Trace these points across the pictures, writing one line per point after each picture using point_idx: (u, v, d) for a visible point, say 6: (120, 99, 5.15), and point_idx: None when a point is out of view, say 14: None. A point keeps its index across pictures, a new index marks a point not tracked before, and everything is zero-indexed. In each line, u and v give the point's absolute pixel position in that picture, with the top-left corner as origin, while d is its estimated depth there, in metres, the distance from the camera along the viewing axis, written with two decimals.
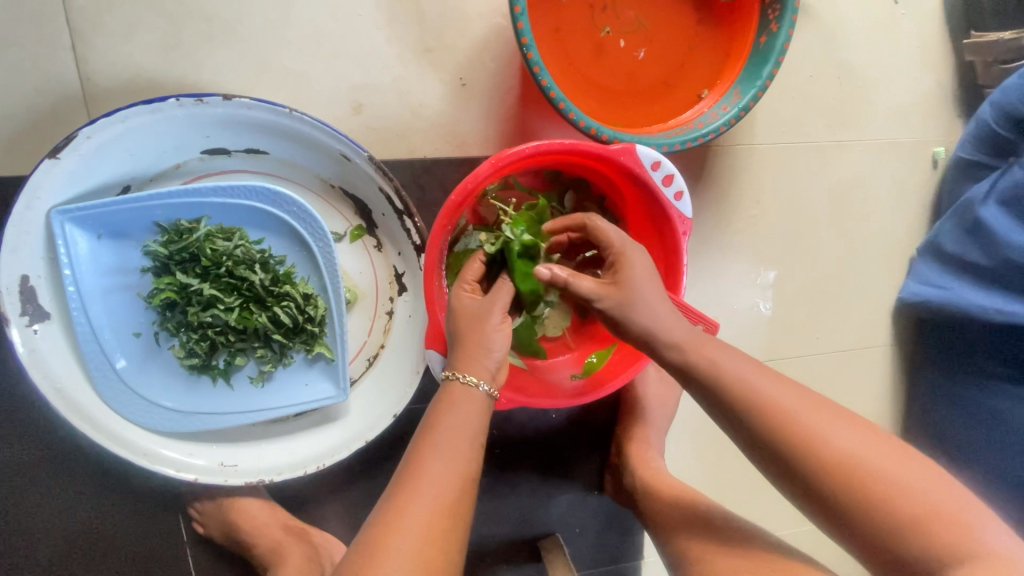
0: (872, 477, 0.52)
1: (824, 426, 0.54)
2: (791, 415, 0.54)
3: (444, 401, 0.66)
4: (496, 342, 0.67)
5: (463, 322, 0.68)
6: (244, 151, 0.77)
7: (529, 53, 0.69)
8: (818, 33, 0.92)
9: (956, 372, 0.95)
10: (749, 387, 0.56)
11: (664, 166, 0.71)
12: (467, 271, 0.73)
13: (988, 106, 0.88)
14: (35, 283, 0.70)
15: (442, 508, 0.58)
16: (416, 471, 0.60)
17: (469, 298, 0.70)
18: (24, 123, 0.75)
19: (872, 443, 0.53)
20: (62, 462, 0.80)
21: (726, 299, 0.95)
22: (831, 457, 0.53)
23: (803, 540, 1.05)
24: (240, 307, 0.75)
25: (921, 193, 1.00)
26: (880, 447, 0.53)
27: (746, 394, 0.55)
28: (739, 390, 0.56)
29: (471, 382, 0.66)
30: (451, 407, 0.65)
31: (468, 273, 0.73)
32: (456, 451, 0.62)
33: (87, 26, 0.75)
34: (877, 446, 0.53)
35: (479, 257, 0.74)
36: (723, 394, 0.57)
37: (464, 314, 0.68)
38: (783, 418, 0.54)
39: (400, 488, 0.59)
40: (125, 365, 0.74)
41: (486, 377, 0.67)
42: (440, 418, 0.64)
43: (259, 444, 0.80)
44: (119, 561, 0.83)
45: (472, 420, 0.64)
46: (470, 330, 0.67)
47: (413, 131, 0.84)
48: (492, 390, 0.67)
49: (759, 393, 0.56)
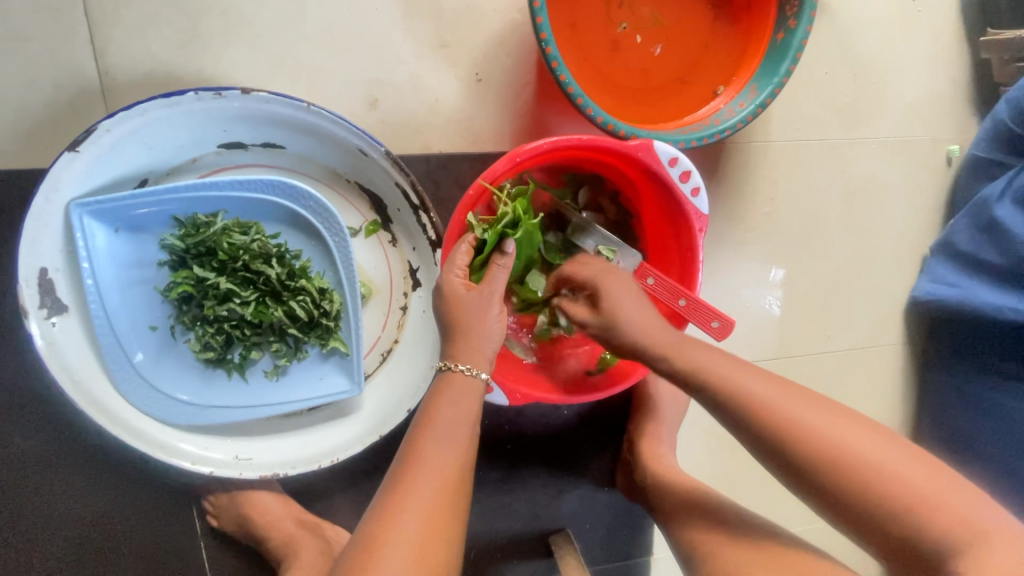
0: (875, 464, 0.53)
1: (798, 401, 0.57)
2: (771, 393, 0.57)
3: (444, 391, 0.66)
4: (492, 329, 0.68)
5: (460, 312, 0.67)
6: (260, 145, 0.77)
7: (547, 49, 0.69)
8: (834, 29, 0.92)
9: (967, 370, 0.96)
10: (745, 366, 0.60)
11: (682, 162, 0.70)
12: (456, 254, 0.69)
13: (1003, 104, 0.89)
14: (53, 276, 0.70)
15: (441, 499, 0.59)
16: (415, 464, 0.61)
17: (462, 285, 0.68)
18: (42, 116, 0.75)
19: (870, 433, 0.55)
20: (80, 454, 0.80)
21: (739, 296, 0.95)
22: (808, 427, 0.55)
23: (815, 537, 1.05)
24: (257, 301, 0.76)
25: (934, 190, 1.00)
26: (884, 445, 0.54)
27: (740, 370, 0.60)
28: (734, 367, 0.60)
29: (469, 371, 0.67)
30: (450, 398, 0.65)
31: (459, 259, 0.69)
32: (452, 443, 0.63)
33: (105, 20, 0.75)
34: (861, 424, 0.55)
35: (469, 239, 0.69)
36: (738, 391, 0.58)
37: (458, 306, 0.67)
38: (762, 388, 0.58)
39: (397, 483, 0.60)
40: (143, 358, 0.74)
41: (485, 366, 0.68)
42: (438, 409, 0.64)
43: (274, 438, 0.80)
44: (134, 553, 0.84)
45: (467, 409, 0.65)
46: (470, 321, 0.67)
47: (428, 127, 0.84)
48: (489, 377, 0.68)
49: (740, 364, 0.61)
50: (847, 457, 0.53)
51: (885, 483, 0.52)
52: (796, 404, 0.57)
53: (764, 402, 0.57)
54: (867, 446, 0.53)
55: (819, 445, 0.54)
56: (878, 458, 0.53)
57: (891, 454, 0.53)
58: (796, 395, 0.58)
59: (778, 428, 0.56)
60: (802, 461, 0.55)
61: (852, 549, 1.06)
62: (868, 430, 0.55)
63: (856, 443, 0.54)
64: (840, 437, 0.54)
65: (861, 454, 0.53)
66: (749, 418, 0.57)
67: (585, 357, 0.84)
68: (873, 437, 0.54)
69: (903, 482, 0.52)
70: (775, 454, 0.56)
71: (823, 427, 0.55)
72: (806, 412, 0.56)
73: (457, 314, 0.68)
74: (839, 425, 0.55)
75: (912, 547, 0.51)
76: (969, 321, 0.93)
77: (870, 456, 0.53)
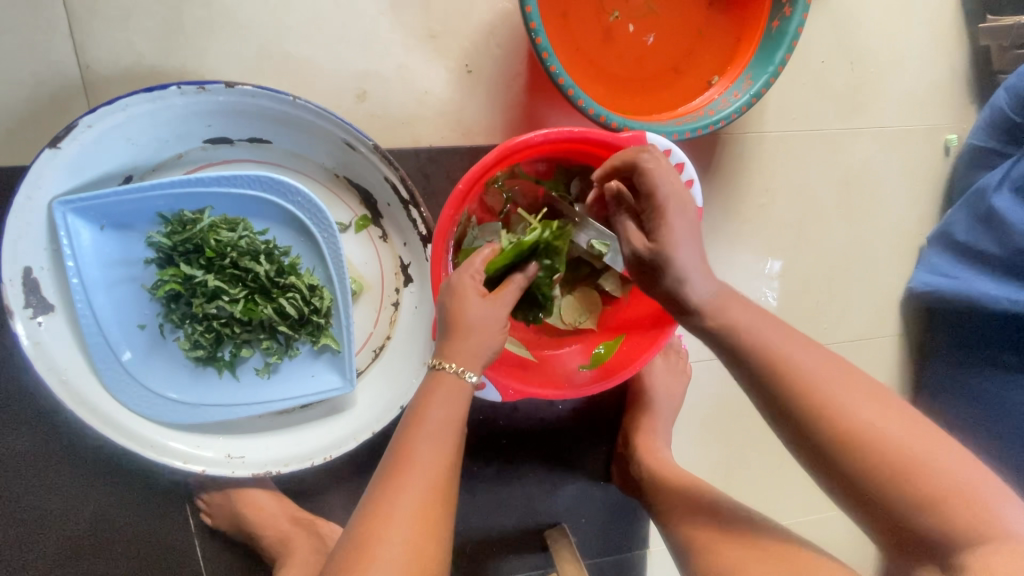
0: (874, 432, 0.51)
1: (812, 361, 0.55)
2: (778, 349, 0.56)
3: (431, 391, 0.64)
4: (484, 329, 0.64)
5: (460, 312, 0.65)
6: (247, 140, 0.76)
7: (537, 39, 0.68)
8: (831, 16, 0.90)
9: (965, 359, 0.95)
10: (760, 315, 0.58)
11: (675, 154, 0.70)
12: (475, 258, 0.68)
13: (1003, 92, 0.87)
14: (38, 275, 0.69)
15: (431, 499, 0.58)
16: (403, 463, 0.59)
17: (471, 282, 0.66)
18: (24, 113, 0.74)
19: (872, 398, 0.53)
20: (69, 453, 0.80)
21: (734, 287, 0.94)
22: (810, 390, 0.53)
23: (810, 529, 1.05)
24: (245, 299, 0.75)
25: (931, 180, 0.99)
26: (886, 413, 0.52)
27: (752, 321, 0.58)
28: (752, 318, 0.58)
29: (454, 369, 0.64)
30: (437, 396, 0.63)
31: (477, 259, 0.68)
32: (440, 442, 0.61)
33: (84, 13, 0.73)
34: (867, 390, 0.53)
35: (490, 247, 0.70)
36: (748, 355, 0.57)
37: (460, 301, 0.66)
38: (773, 341, 0.56)
39: (385, 482, 0.58)
40: (131, 357, 0.73)
41: (477, 369, 0.65)
42: (424, 406, 0.63)
43: (265, 436, 0.80)
44: (126, 553, 0.83)
45: (455, 407, 0.64)
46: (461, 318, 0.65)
47: (418, 120, 0.83)
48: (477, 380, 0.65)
49: (755, 312, 0.58)
50: (849, 422, 0.52)
51: (883, 454, 0.50)
52: (805, 362, 0.55)
53: (763, 376, 0.56)
54: (869, 412, 0.52)
55: (821, 407, 0.53)
56: (878, 424, 0.51)
57: (892, 422, 0.51)
58: (813, 356, 0.55)
59: (780, 385, 0.54)
60: (802, 423, 0.54)
61: (847, 540, 1.06)
62: (872, 396, 0.53)
63: (861, 409, 0.52)
64: (841, 403, 0.52)
65: (862, 421, 0.52)
66: (758, 377, 0.56)
67: (579, 351, 0.82)
68: (875, 404, 0.52)
69: (902, 455, 0.50)
70: (778, 410, 0.55)
71: (831, 389, 0.53)
72: (813, 369, 0.54)
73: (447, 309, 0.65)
74: (849, 390, 0.53)
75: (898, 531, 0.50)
76: (966, 312, 0.93)
77: (875, 424, 0.51)
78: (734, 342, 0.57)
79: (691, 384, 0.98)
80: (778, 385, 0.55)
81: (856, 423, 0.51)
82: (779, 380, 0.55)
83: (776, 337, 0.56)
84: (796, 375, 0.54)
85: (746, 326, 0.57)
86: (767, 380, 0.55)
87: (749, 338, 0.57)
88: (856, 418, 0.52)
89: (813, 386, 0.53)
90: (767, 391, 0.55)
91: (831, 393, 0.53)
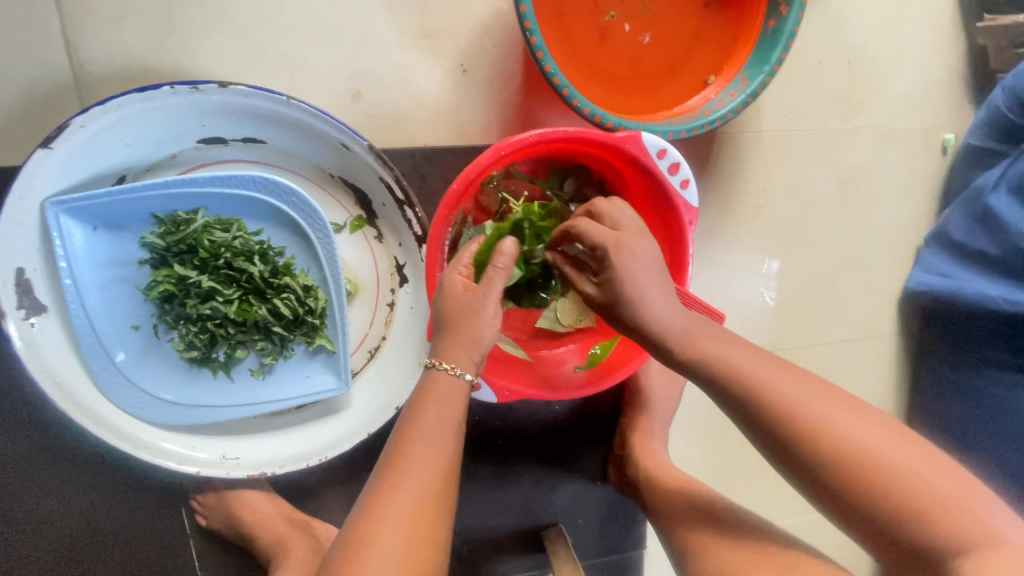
0: (862, 450, 0.51)
1: (794, 381, 0.55)
2: (757, 374, 0.55)
3: (428, 390, 0.63)
4: (480, 331, 0.64)
5: (451, 315, 0.64)
6: (241, 140, 0.75)
7: (532, 38, 0.67)
8: (828, 15, 0.90)
9: (962, 360, 0.94)
10: (732, 342, 0.58)
11: (670, 154, 0.69)
12: (461, 255, 0.69)
13: (1000, 91, 0.87)
14: (31, 276, 0.69)
15: (426, 499, 0.58)
16: (398, 465, 0.59)
17: (461, 282, 0.66)
18: (17, 112, 0.74)
19: (858, 415, 0.53)
20: (64, 454, 0.79)
21: (731, 287, 0.94)
22: (793, 406, 0.53)
23: (808, 530, 1.05)
24: (240, 300, 0.74)
25: (928, 179, 0.99)
26: (872, 429, 0.52)
27: (728, 346, 0.58)
28: (726, 342, 0.58)
29: (451, 370, 0.63)
30: (434, 398, 0.62)
31: (463, 258, 0.69)
32: (437, 443, 0.61)
33: (78, 12, 0.73)
34: (850, 408, 0.53)
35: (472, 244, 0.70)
36: (729, 380, 0.56)
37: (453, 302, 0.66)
38: (749, 365, 0.56)
39: (380, 482, 0.58)
40: (125, 358, 0.73)
41: (471, 367, 0.64)
42: (421, 408, 0.62)
43: (260, 437, 0.79)
44: (121, 555, 0.83)
45: (453, 411, 0.63)
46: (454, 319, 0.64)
47: (414, 119, 0.83)
48: (474, 378, 0.64)
49: (730, 340, 0.58)
50: (836, 441, 0.51)
51: (873, 471, 0.50)
52: (788, 383, 0.54)
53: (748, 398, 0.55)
54: (854, 430, 0.52)
55: (808, 427, 0.52)
56: (864, 442, 0.51)
57: (878, 438, 0.51)
58: (794, 377, 0.55)
59: (767, 407, 0.54)
60: (790, 445, 0.53)
61: (844, 541, 1.06)
62: (857, 415, 0.53)
63: (847, 428, 0.52)
64: (827, 422, 0.52)
65: (849, 440, 0.51)
66: (740, 403, 0.55)
67: (575, 350, 0.82)
68: (859, 422, 0.52)
69: (891, 470, 0.50)
70: (764, 435, 0.55)
71: (816, 409, 0.53)
72: (796, 390, 0.54)
73: (440, 310, 0.65)
74: (835, 409, 0.53)
75: (894, 535, 0.50)
76: (963, 312, 0.92)
77: (862, 442, 0.51)
78: (714, 369, 0.57)
79: (688, 384, 0.98)
80: (765, 406, 0.54)
81: (840, 438, 0.51)
82: (764, 401, 0.54)
83: (755, 362, 0.56)
84: (780, 397, 0.54)
85: (724, 351, 0.57)
86: (753, 401, 0.55)
87: (728, 363, 0.56)
88: (843, 436, 0.51)
89: (798, 406, 0.53)
90: (753, 413, 0.55)
91: (817, 412, 0.53)
